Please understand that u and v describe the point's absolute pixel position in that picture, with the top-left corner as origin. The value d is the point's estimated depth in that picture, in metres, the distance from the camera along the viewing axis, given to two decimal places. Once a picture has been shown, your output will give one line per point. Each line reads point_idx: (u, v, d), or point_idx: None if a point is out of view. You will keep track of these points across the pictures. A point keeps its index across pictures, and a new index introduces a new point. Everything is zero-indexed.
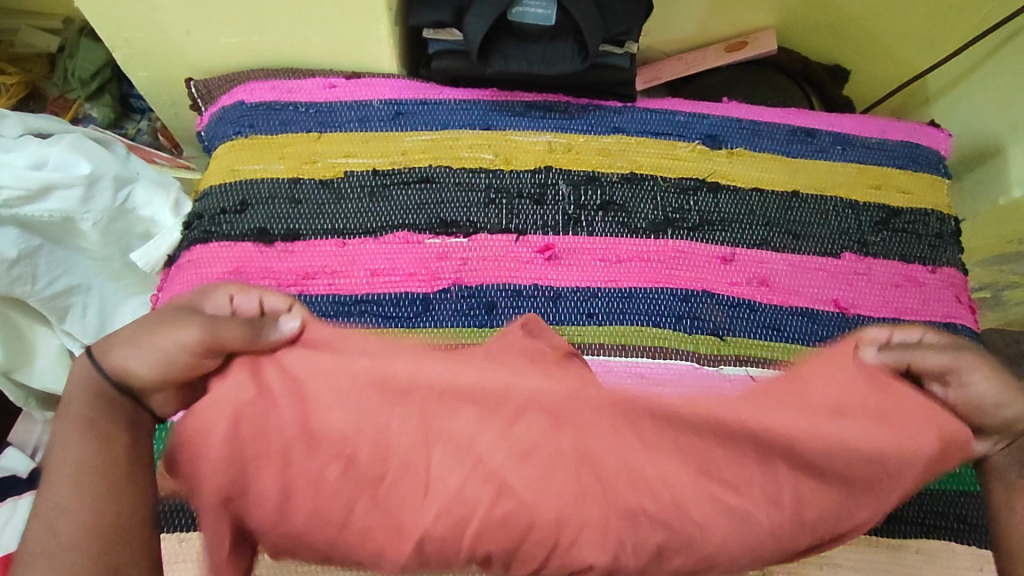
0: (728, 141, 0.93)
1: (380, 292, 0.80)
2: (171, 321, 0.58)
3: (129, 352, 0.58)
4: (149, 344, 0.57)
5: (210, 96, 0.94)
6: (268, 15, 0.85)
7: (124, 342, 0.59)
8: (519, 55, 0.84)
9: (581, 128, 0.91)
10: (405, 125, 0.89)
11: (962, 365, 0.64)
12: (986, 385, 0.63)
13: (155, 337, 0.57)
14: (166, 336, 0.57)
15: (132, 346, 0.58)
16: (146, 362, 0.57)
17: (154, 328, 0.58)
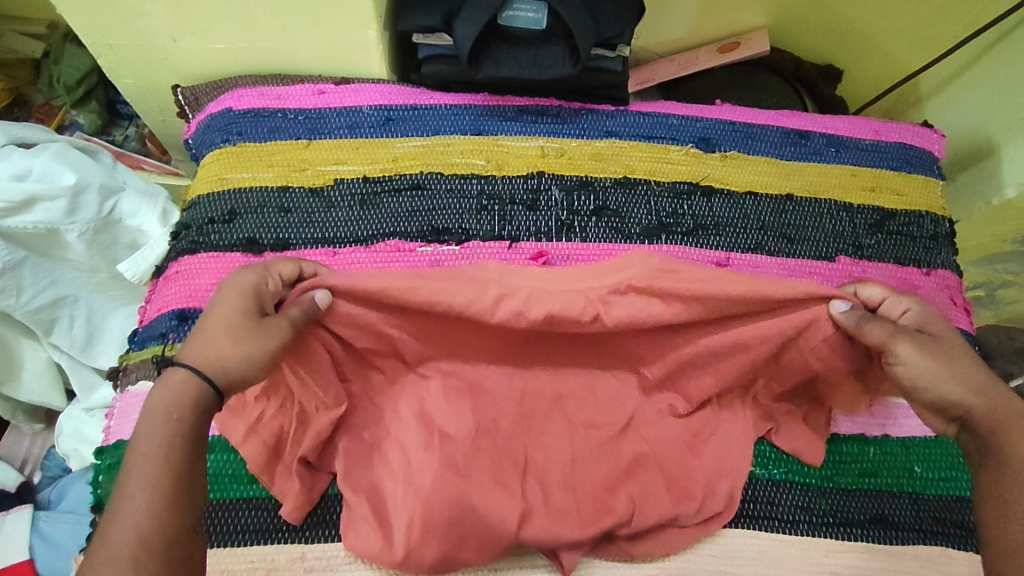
0: (721, 144, 0.92)
1: None
2: (242, 328, 0.61)
3: (211, 360, 0.60)
4: (234, 351, 0.60)
5: (197, 103, 0.92)
6: (254, 20, 0.83)
7: (207, 352, 0.60)
8: (510, 59, 0.83)
9: (573, 132, 0.90)
10: (395, 131, 0.88)
11: (901, 343, 0.65)
12: (927, 362, 0.65)
13: (240, 347, 0.60)
14: (248, 343, 0.61)
15: (214, 357, 0.60)
16: (236, 366, 0.60)
17: (230, 338, 0.61)
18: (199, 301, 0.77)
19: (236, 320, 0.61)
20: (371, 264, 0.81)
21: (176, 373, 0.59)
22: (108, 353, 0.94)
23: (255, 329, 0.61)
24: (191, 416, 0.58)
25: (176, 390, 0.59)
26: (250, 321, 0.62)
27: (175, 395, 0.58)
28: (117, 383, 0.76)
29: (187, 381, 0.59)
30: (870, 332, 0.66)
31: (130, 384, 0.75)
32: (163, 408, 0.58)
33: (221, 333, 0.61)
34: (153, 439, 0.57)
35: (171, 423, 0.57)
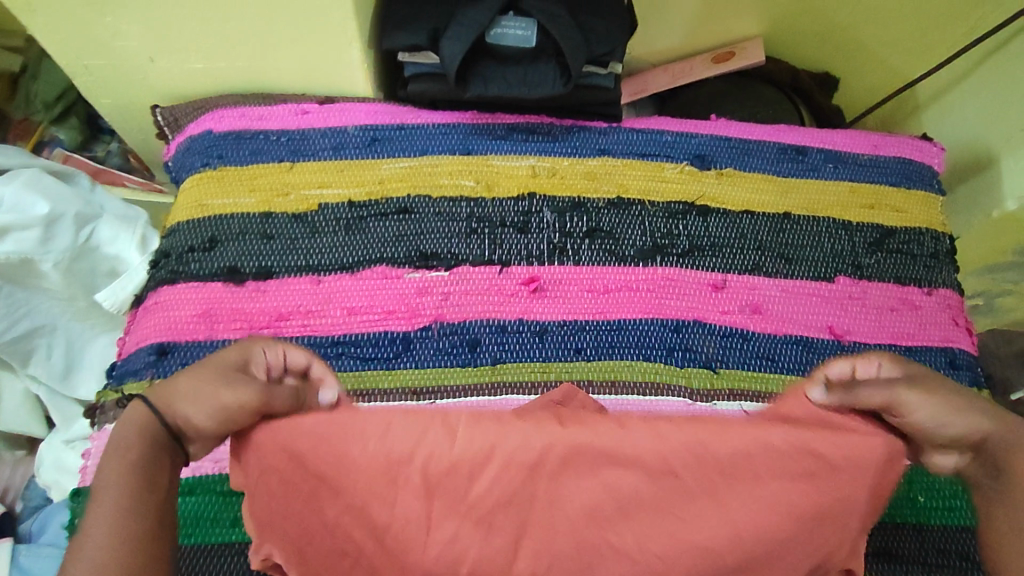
0: (717, 161, 0.90)
1: (357, 332, 0.77)
2: (220, 378, 0.56)
3: (173, 399, 0.56)
4: (196, 397, 0.55)
5: (177, 124, 0.90)
6: (233, 39, 0.80)
7: (173, 389, 0.57)
8: (499, 77, 0.80)
9: (565, 151, 0.88)
10: (381, 152, 0.86)
11: (903, 394, 0.58)
12: (929, 409, 0.58)
13: (202, 396, 0.55)
14: (215, 391, 0.55)
15: (176, 397, 0.56)
16: (197, 413, 0.55)
17: (199, 382, 0.56)
18: (179, 335, 0.75)
19: (216, 366, 0.57)
20: (358, 292, 0.78)
21: (136, 407, 0.56)
22: (88, 384, 0.90)
23: (230, 379, 0.56)
24: (150, 446, 0.54)
25: (133, 425, 0.55)
26: (230, 373, 0.57)
27: (132, 432, 0.55)
28: (95, 421, 0.74)
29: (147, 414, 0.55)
30: (859, 391, 0.59)
31: (105, 423, 0.73)
32: (120, 443, 0.54)
33: (196, 378, 0.57)
34: (113, 468, 0.53)
35: (130, 452, 0.54)
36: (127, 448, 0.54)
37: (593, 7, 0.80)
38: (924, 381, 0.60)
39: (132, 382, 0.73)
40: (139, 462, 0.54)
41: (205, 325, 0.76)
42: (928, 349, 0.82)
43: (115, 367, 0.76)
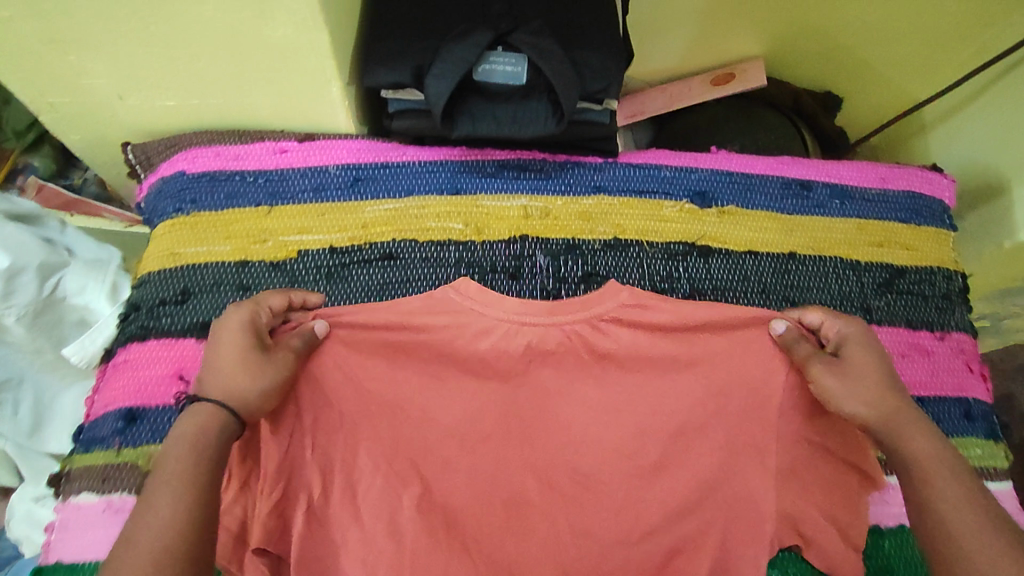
0: (719, 198, 0.85)
1: None
2: (254, 362, 0.61)
3: (234, 395, 0.61)
4: (250, 383, 0.61)
5: (150, 163, 0.86)
6: (205, 77, 0.75)
7: (228, 386, 0.61)
8: (488, 116, 0.75)
9: (558, 189, 0.84)
10: (365, 194, 0.81)
11: (818, 366, 0.64)
12: (845, 376, 0.64)
13: (259, 382, 0.61)
14: (258, 373, 0.62)
15: (235, 390, 0.61)
16: (255, 394, 0.61)
17: (245, 371, 0.61)
18: (150, 397, 0.71)
19: (244, 353, 0.62)
20: None
21: (203, 408, 0.60)
22: (60, 438, 0.86)
23: (259, 357, 0.62)
24: (219, 442, 0.59)
25: (202, 424, 0.59)
26: (253, 351, 0.62)
27: (201, 431, 0.58)
28: (60, 491, 0.69)
29: (211, 413, 0.59)
30: (802, 349, 0.66)
31: (72, 495, 0.68)
32: (189, 442, 0.57)
33: (237, 369, 0.61)
34: (180, 462, 0.56)
35: (203, 449, 0.57)
36: (203, 444, 0.58)
37: (587, 41, 0.75)
38: (858, 357, 0.65)
39: (99, 451, 0.70)
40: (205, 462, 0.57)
41: (177, 385, 0.72)
42: (942, 399, 0.79)
43: (82, 430, 0.72)
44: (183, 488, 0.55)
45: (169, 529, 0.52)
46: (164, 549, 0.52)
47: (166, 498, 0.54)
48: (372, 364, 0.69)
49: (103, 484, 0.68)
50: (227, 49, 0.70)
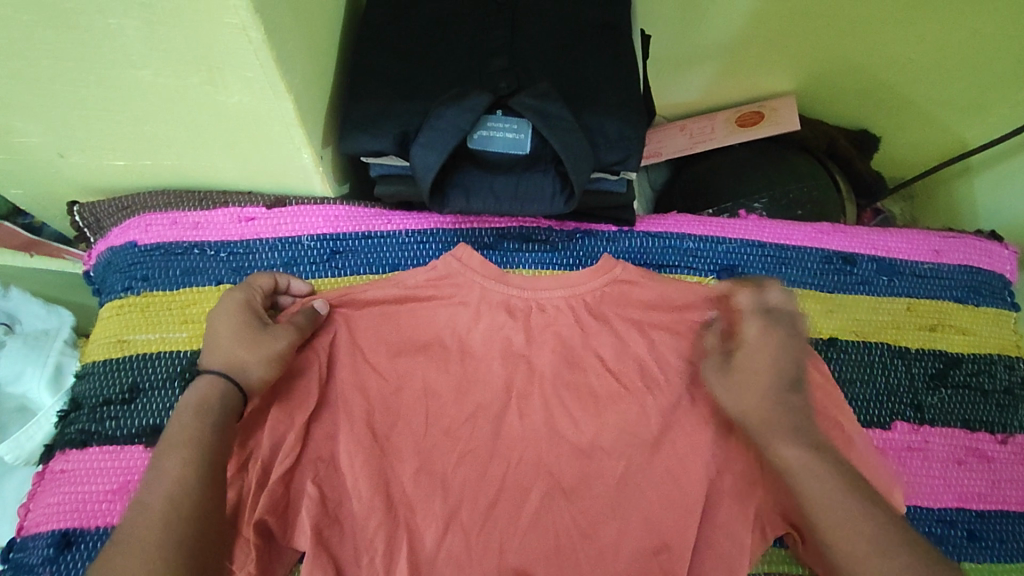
0: (749, 273, 0.75)
1: None
2: (250, 335, 0.58)
3: (235, 362, 0.57)
4: (253, 354, 0.58)
5: (100, 227, 0.76)
6: (156, 139, 0.66)
7: (229, 355, 0.57)
8: (485, 188, 0.65)
9: (566, 264, 0.73)
10: (343, 269, 0.71)
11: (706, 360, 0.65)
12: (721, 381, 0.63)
13: (257, 350, 0.58)
14: (260, 345, 0.58)
15: (238, 361, 0.57)
16: (257, 370, 0.57)
17: (245, 342, 0.58)
18: (88, 517, 0.62)
19: (243, 326, 0.59)
20: None
21: (205, 376, 0.57)
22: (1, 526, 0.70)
23: (258, 329, 0.59)
24: (223, 410, 0.55)
25: (207, 392, 0.56)
26: (252, 325, 0.59)
27: (205, 399, 0.55)
28: None
29: (216, 382, 0.56)
30: (699, 341, 0.65)
31: None
32: (193, 408, 0.55)
33: (240, 339, 0.58)
34: (183, 428, 0.54)
35: (208, 414, 0.55)
36: (208, 410, 0.55)
37: (598, 103, 0.64)
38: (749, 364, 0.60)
39: None
40: (213, 426, 0.54)
41: (120, 501, 0.63)
42: (1005, 515, 0.69)
43: (13, 544, 0.63)
44: (191, 454, 0.52)
45: (178, 490, 0.50)
46: (176, 524, 0.48)
47: (174, 464, 0.52)
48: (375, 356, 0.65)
49: None
50: (177, 113, 0.61)
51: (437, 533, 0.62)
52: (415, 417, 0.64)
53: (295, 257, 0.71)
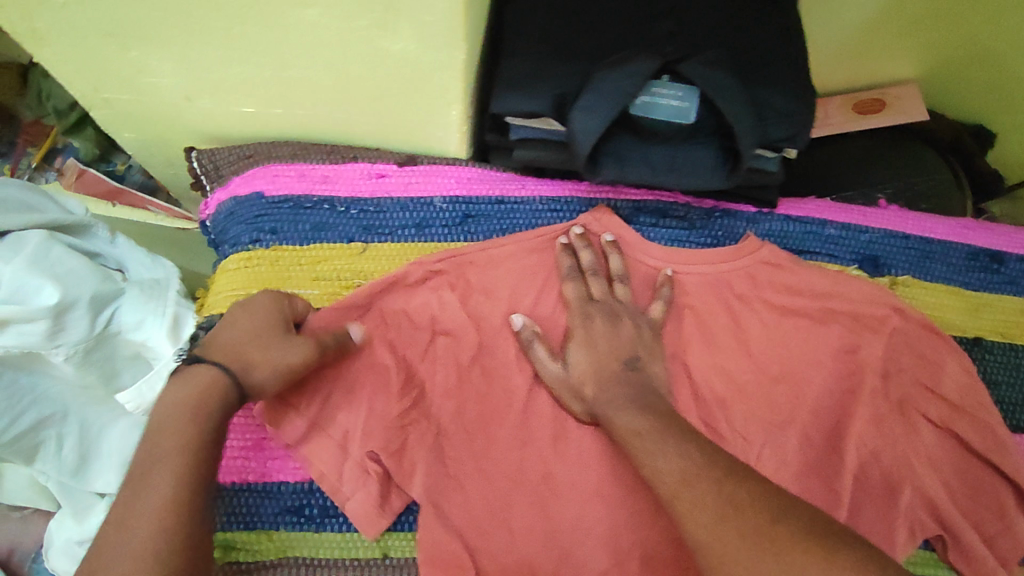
0: (892, 265, 0.71)
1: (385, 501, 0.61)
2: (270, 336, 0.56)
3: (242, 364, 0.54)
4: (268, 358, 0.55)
5: (218, 173, 0.73)
6: (294, 86, 0.62)
7: (236, 352, 0.54)
8: (639, 158, 0.61)
9: (703, 243, 0.70)
10: (475, 234, 0.68)
11: (572, 350, 0.63)
12: (582, 364, 0.62)
13: (270, 356, 0.55)
14: (277, 351, 0.55)
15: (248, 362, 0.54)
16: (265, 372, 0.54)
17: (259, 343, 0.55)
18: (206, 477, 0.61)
19: (262, 325, 0.56)
20: (456, 424, 0.62)
21: (205, 371, 0.53)
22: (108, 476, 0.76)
23: (278, 335, 0.56)
24: (223, 411, 0.52)
25: (203, 388, 0.52)
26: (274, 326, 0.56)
27: (204, 396, 0.51)
28: None
29: (213, 381, 0.52)
30: (537, 351, 0.63)
31: None
32: (192, 407, 0.51)
33: (258, 338, 0.55)
34: (178, 432, 0.49)
35: (206, 417, 0.51)
36: (207, 414, 0.51)
37: (766, 76, 0.60)
38: (582, 361, 0.62)
39: None
40: (207, 433, 0.50)
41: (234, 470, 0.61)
42: None
43: None
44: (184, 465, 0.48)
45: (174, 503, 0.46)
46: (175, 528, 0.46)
47: (165, 476, 0.47)
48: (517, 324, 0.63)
49: None
50: (327, 58, 0.57)
51: (577, 508, 0.62)
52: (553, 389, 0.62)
53: (427, 217, 0.68)
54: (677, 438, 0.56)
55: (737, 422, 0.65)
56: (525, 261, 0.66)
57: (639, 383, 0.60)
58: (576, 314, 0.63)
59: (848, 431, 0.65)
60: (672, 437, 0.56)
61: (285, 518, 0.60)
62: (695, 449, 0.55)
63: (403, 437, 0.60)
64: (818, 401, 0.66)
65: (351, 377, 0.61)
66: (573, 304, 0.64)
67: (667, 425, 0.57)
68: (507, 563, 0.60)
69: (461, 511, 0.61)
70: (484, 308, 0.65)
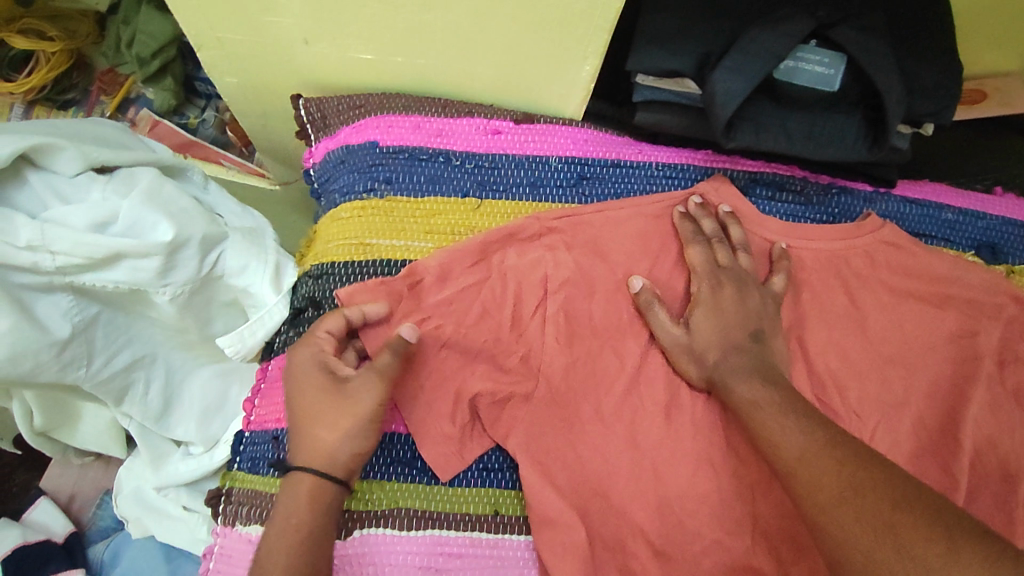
0: (1008, 253, 0.71)
1: (489, 451, 0.60)
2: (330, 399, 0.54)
3: (319, 455, 0.53)
4: (336, 437, 0.53)
5: (325, 124, 0.71)
6: (426, 33, 0.61)
7: (308, 440, 0.53)
8: (776, 125, 0.60)
9: (819, 219, 0.69)
10: (589, 197, 0.67)
11: (693, 318, 0.61)
12: (704, 333, 0.61)
13: (340, 433, 0.53)
14: (339, 420, 0.53)
15: (324, 450, 0.53)
16: (345, 448, 0.53)
17: (324, 418, 0.53)
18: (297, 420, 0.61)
19: (317, 393, 0.54)
20: (570, 385, 0.61)
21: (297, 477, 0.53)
22: (187, 424, 0.77)
23: (335, 399, 0.54)
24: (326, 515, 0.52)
25: (296, 495, 0.52)
26: (328, 391, 0.54)
27: (296, 503, 0.52)
28: (217, 511, 0.61)
29: (297, 481, 0.53)
30: (657, 314, 0.61)
31: (240, 520, 0.60)
32: (294, 514, 0.51)
33: (318, 414, 0.53)
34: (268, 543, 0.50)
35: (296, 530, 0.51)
36: (296, 528, 0.51)
37: (916, 50, 0.60)
38: (705, 329, 0.61)
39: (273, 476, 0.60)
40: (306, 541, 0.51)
41: None
42: None
43: (243, 437, 0.63)
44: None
45: None
46: None
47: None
48: (639, 286, 0.62)
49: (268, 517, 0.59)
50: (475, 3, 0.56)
51: (687, 475, 0.60)
52: (671, 357, 0.61)
53: (543, 176, 0.67)
54: (810, 412, 0.55)
55: (852, 402, 0.64)
56: (643, 225, 0.65)
57: (761, 356, 0.60)
58: (701, 278, 0.62)
59: (963, 417, 0.63)
60: (805, 412, 0.55)
61: (396, 469, 0.59)
62: (820, 427, 0.53)
63: (524, 395, 0.60)
64: (933, 385, 0.65)
65: (469, 333, 0.60)
66: (700, 268, 0.63)
67: (798, 399, 0.56)
68: (621, 528, 0.58)
69: (570, 475, 0.58)
70: (602, 271, 0.64)
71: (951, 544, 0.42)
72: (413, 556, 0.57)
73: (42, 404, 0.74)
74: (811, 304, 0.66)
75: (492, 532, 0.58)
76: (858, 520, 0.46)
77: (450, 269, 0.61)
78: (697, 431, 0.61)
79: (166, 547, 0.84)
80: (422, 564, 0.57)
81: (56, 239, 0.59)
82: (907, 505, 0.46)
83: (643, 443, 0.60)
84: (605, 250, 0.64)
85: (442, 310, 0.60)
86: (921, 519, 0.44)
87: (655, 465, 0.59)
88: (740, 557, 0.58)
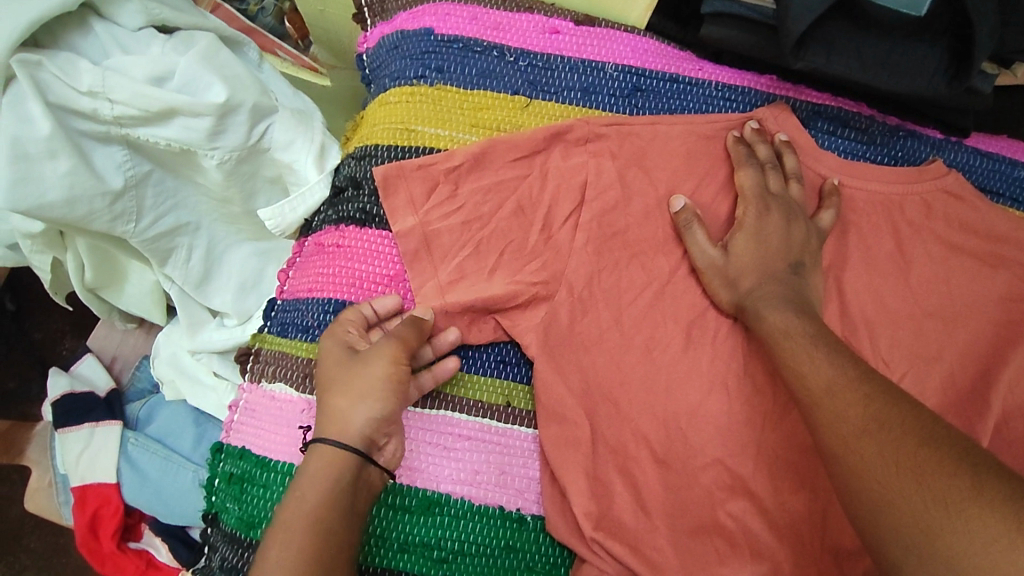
0: None
1: (506, 343, 0.62)
2: (354, 382, 0.53)
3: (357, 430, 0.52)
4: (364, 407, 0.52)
5: (383, 8, 0.70)
6: None
7: (329, 417, 0.53)
8: (851, 48, 0.58)
9: (880, 159, 0.66)
10: (642, 108, 0.65)
11: (729, 242, 0.60)
12: (741, 259, 0.59)
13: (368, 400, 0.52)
14: (361, 388, 0.53)
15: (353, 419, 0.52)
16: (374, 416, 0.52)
17: (347, 387, 0.53)
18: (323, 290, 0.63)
19: (344, 373, 0.54)
20: (594, 294, 0.61)
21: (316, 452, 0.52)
22: (224, 293, 0.79)
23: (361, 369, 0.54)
24: (334, 470, 0.51)
25: (320, 473, 0.51)
26: (354, 370, 0.54)
27: (321, 477, 0.50)
28: (247, 369, 0.64)
29: (320, 454, 0.52)
30: (694, 234, 0.60)
31: (265, 379, 0.63)
32: (310, 489, 0.50)
33: (342, 393, 0.53)
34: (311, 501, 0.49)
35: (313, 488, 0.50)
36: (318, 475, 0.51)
37: None
38: (743, 254, 0.59)
39: (300, 341, 0.62)
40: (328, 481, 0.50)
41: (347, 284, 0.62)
42: None
43: (276, 303, 0.66)
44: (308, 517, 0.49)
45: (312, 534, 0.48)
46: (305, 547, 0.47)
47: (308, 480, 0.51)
48: (680, 204, 0.61)
49: (297, 380, 0.61)
50: None
51: (700, 394, 0.60)
52: (701, 278, 0.61)
53: (598, 81, 0.65)
54: None
55: (883, 348, 0.62)
56: (695, 145, 0.63)
57: (797, 287, 0.58)
58: (747, 201, 0.61)
59: (997, 376, 0.61)
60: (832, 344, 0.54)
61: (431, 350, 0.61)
62: (848, 359, 0.50)
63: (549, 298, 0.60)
64: (974, 341, 0.62)
65: (501, 228, 0.61)
66: (749, 192, 0.61)
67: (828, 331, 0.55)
68: (628, 436, 0.59)
69: (583, 377, 0.59)
70: (645, 184, 0.62)
71: (974, 478, 0.38)
72: (423, 432, 0.59)
73: (93, 258, 0.78)
74: (857, 246, 0.63)
75: (502, 421, 0.60)
76: (879, 451, 0.43)
77: (480, 157, 0.62)
78: (715, 357, 0.61)
79: (195, 412, 0.90)
80: (430, 440, 0.59)
81: (115, 87, 0.60)
82: (932, 441, 0.41)
83: (660, 360, 0.60)
84: (653, 164, 0.63)
85: (479, 203, 0.61)
86: (943, 457, 0.40)
87: (671, 382, 0.60)
88: (746, 480, 0.58)
